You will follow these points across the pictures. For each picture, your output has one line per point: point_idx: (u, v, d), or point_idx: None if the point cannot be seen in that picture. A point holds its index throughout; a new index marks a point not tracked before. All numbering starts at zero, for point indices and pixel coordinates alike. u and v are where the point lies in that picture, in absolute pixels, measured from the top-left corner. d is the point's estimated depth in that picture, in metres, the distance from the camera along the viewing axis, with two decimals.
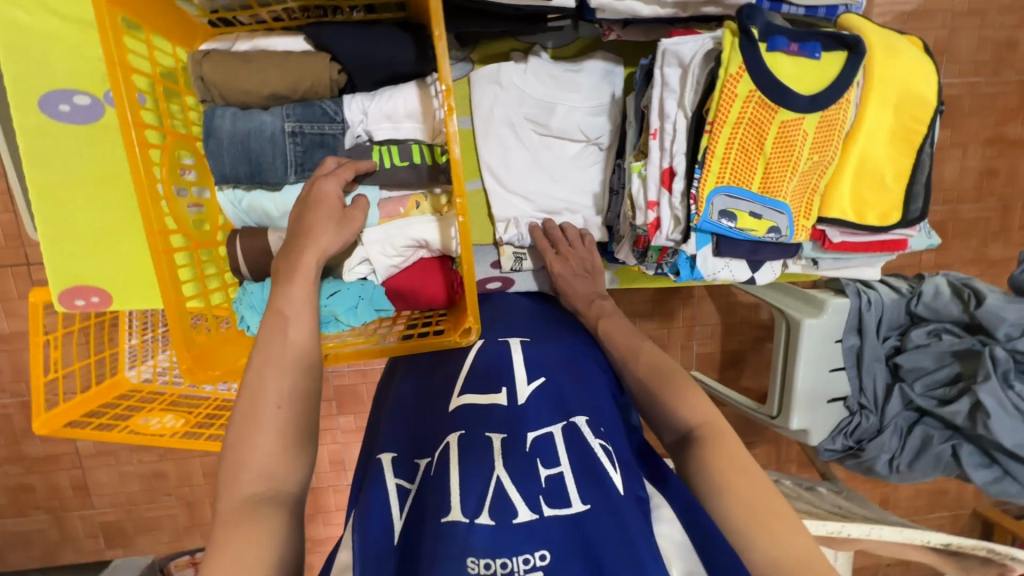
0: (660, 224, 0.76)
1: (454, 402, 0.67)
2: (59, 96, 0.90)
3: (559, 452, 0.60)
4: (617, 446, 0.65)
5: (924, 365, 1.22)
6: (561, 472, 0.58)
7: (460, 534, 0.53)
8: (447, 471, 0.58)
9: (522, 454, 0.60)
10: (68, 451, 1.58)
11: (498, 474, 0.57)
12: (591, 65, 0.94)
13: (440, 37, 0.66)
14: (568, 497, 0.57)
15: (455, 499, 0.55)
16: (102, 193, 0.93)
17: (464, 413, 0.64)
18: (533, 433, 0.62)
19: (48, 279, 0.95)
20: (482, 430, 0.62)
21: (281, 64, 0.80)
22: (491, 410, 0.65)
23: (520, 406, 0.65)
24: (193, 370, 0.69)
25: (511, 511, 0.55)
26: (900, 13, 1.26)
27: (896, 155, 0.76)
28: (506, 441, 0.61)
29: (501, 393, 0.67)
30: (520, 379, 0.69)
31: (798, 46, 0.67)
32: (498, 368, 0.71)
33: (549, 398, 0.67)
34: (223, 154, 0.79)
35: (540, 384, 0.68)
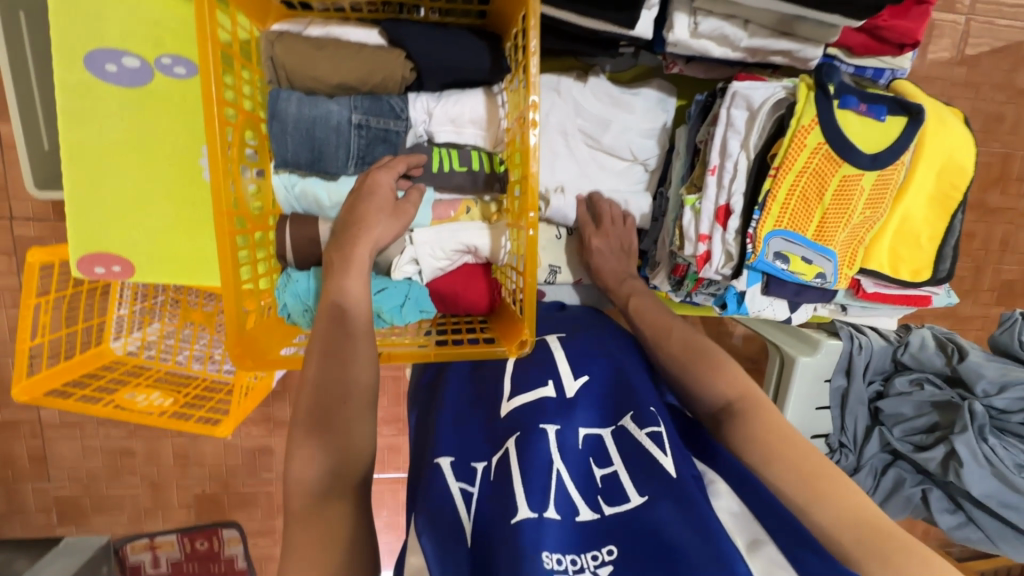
0: (711, 257, 0.78)
1: (505, 407, 0.68)
2: (106, 55, 0.86)
3: (610, 451, 0.63)
4: (667, 427, 0.65)
5: (903, 411, 1.27)
6: (615, 471, 0.60)
7: (533, 527, 0.54)
8: (508, 473, 0.59)
9: (576, 453, 0.62)
10: (30, 419, 1.49)
11: (558, 469, 0.59)
12: (648, 91, 0.94)
13: (533, 54, 0.66)
14: (625, 492, 0.58)
15: (521, 497, 0.56)
16: (139, 160, 0.90)
17: (518, 412, 0.66)
18: (584, 430, 0.65)
19: (69, 243, 0.90)
20: (537, 424, 0.63)
21: (355, 56, 0.79)
22: (541, 403, 0.66)
23: (568, 399, 0.68)
24: (242, 357, 0.71)
25: (573, 509, 0.57)
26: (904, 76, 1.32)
27: (932, 218, 0.81)
28: (559, 435, 0.63)
29: (548, 386, 0.69)
30: (565, 376, 0.71)
31: (866, 106, 0.72)
32: (541, 366, 0.72)
33: (595, 398, 0.69)
34: (286, 138, 0.77)
35: (585, 381, 0.70)
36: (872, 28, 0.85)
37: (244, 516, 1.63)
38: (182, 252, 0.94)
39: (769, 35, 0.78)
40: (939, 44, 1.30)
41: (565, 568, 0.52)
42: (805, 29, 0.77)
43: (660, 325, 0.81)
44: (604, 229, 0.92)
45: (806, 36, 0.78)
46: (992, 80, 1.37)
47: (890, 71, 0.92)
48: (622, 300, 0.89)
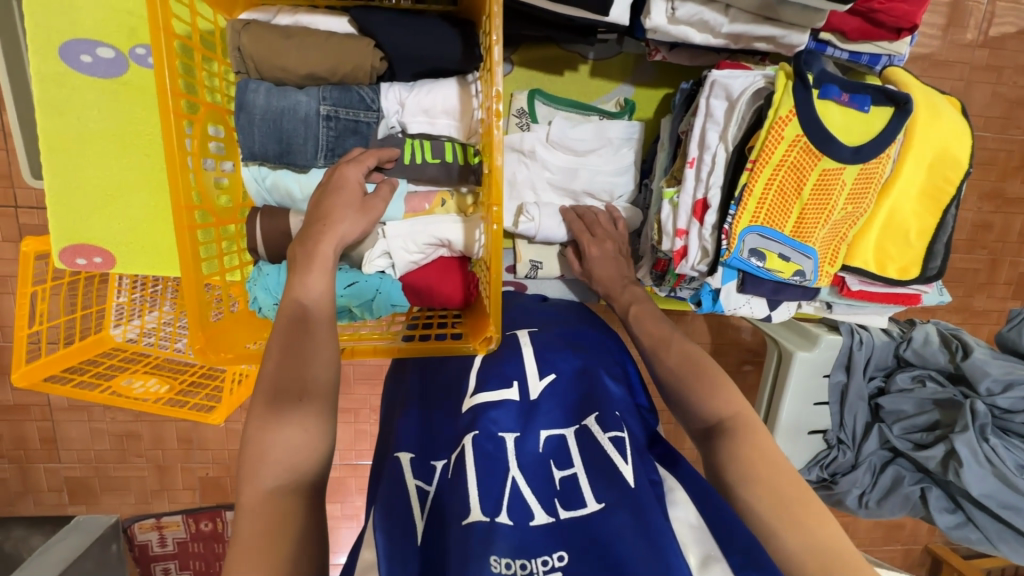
0: (687, 253, 0.76)
1: (467, 403, 0.66)
2: (82, 46, 0.86)
3: (571, 454, 0.61)
4: (631, 432, 0.64)
5: (904, 408, 1.24)
6: (575, 473, 0.59)
7: (483, 530, 0.53)
8: (464, 471, 0.58)
9: (535, 456, 0.60)
10: (39, 402, 1.53)
11: (513, 475, 0.58)
12: (614, 130, 0.90)
13: (496, 44, 0.64)
14: (582, 496, 0.57)
15: (474, 499, 0.55)
16: (116, 152, 0.90)
17: (478, 409, 0.64)
18: (545, 432, 0.63)
19: (51, 234, 0.91)
20: (495, 427, 0.62)
21: (322, 45, 0.77)
22: (503, 404, 0.64)
23: (531, 402, 0.65)
24: (205, 351, 0.71)
25: (527, 514, 0.56)
26: (921, 58, 1.25)
27: (922, 212, 0.78)
28: (518, 440, 0.61)
29: (512, 387, 0.67)
30: (531, 374, 0.69)
31: (848, 97, 0.68)
32: (509, 364, 0.70)
33: (562, 398, 0.67)
34: (254, 130, 0.76)
35: (551, 381, 0.68)
36: (867, 12, 0.81)
37: None
38: (163, 243, 0.95)
39: (752, 20, 0.74)
40: (960, 25, 1.23)
41: (513, 573, 0.51)
42: (789, 13, 0.73)
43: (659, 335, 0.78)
44: (600, 237, 0.90)
45: (790, 20, 0.74)
46: (1015, 63, 1.29)
47: (887, 57, 0.88)
48: (623, 306, 0.85)
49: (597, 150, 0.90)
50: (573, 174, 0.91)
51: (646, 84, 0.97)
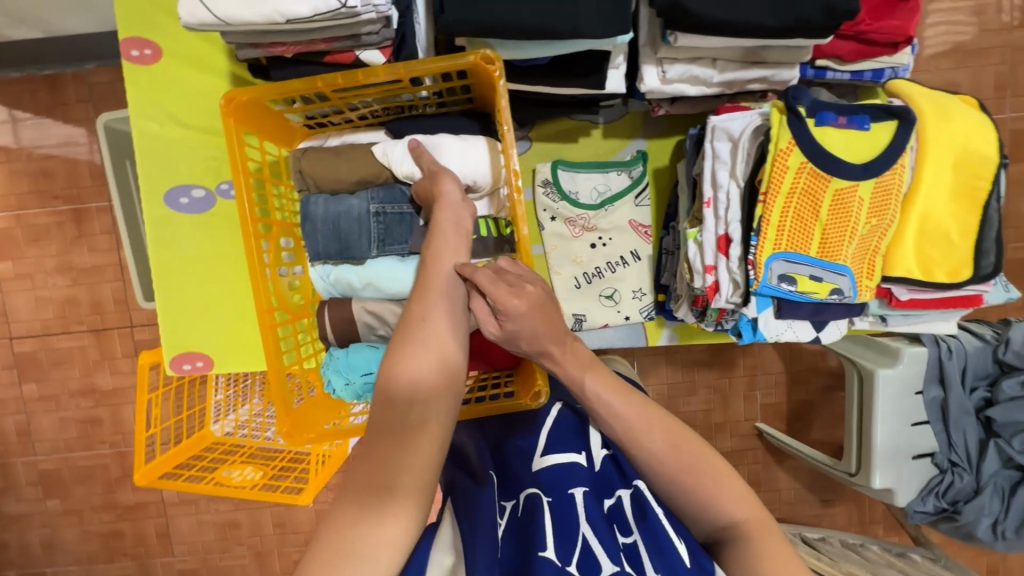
0: (719, 287, 0.78)
1: (538, 462, 0.70)
2: (180, 190, 1.05)
3: (633, 520, 0.63)
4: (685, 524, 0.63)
5: (1021, 419, 1.13)
6: (635, 542, 0.61)
7: (552, 570, 0.55)
8: (539, 514, 0.62)
9: (601, 517, 0.62)
10: (154, 499, 1.70)
11: (584, 533, 0.59)
12: (615, 175, 1.03)
13: (507, 130, 0.75)
14: (643, 564, 0.58)
15: (550, 541, 0.58)
16: (211, 270, 1.07)
17: (550, 471, 0.68)
18: (609, 499, 0.67)
19: (164, 345, 1.07)
20: (567, 489, 0.65)
21: (367, 154, 0.90)
22: (572, 467, 0.68)
23: (597, 470, 0.69)
24: (292, 433, 0.82)
25: (595, 566, 0.56)
26: (958, 51, 1.23)
27: (959, 213, 0.76)
28: (587, 496, 0.64)
29: (579, 454, 0.70)
30: (593, 443, 0.73)
31: (846, 119, 0.70)
32: (574, 430, 0.74)
33: (624, 464, 0.71)
34: (317, 235, 0.89)
35: (613, 453, 0.72)
36: (858, 35, 0.84)
37: None
38: (253, 341, 1.09)
39: (740, 67, 0.80)
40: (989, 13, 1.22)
41: None
42: (774, 54, 0.78)
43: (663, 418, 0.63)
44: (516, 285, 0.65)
45: (777, 60, 0.79)
46: None
47: (890, 69, 0.90)
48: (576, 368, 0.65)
49: (608, 185, 1.03)
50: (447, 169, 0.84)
51: (657, 135, 1.04)
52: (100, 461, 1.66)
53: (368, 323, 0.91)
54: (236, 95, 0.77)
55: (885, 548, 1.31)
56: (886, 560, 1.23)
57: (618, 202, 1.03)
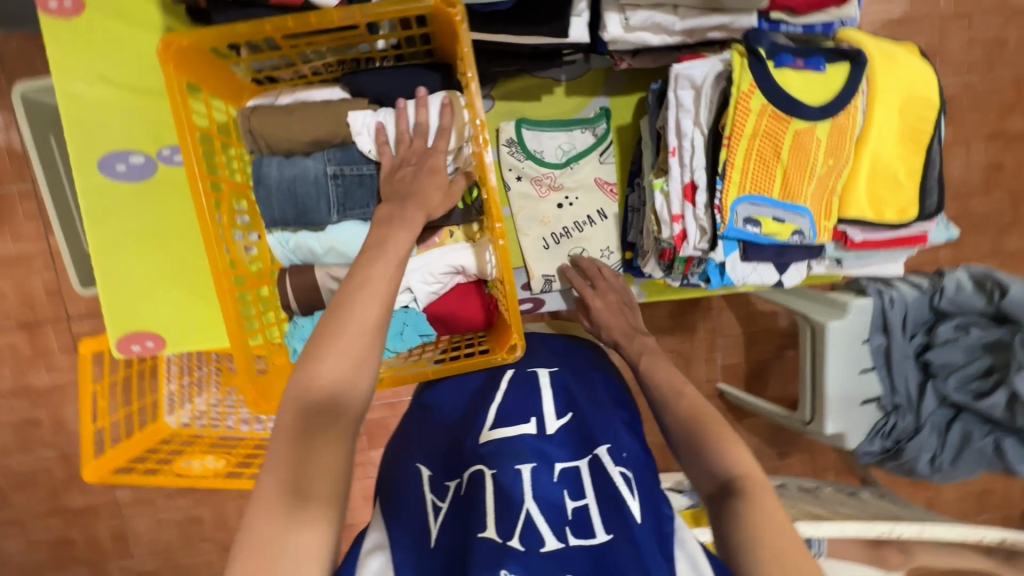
0: (687, 235, 0.80)
1: (484, 436, 0.67)
2: (115, 157, 0.97)
3: (585, 484, 0.61)
4: (639, 469, 0.65)
5: (954, 360, 1.23)
6: (587, 504, 0.59)
7: (494, 549, 0.52)
8: (482, 493, 0.59)
9: (548, 486, 0.60)
10: (106, 501, 1.60)
11: (529, 507, 0.57)
12: (580, 134, 1.03)
13: (472, 80, 0.73)
14: (592, 527, 0.56)
15: (489, 520, 0.56)
16: (156, 245, 1.00)
17: (495, 445, 0.65)
18: (561, 463, 0.64)
19: (108, 327, 0.99)
20: (511, 464, 0.62)
21: (323, 112, 0.86)
22: (520, 438, 0.65)
23: (548, 436, 0.67)
24: (258, 402, 0.78)
25: (538, 540, 0.54)
26: (889, 20, 1.29)
27: (905, 155, 0.80)
28: (534, 471, 0.61)
29: (529, 423, 0.68)
30: (548, 414, 0.71)
31: (803, 61, 0.72)
32: (528, 400, 0.72)
33: (574, 437, 0.68)
34: (271, 200, 0.84)
35: (568, 420, 0.70)
36: None
37: None
38: (207, 319, 1.03)
39: (700, 14, 0.81)
40: None
41: None
42: (733, 1, 0.79)
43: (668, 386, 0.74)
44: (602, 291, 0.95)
45: (737, 7, 0.80)
46: (984, 5, 1.32)
47: (838, 22, 0.93)
48: (634, 357, 0.81)
49: (572, 142, 1.03)
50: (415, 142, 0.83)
51: (619, 93, 1.04)
52: (42, 464, 1.54)
53: (334, 289, 0.87)
54: (175, 39, 0.72)
55: (838, 489, 1.39)
56: (839, 499, 1.30)
57: (583, 160, 1.03)
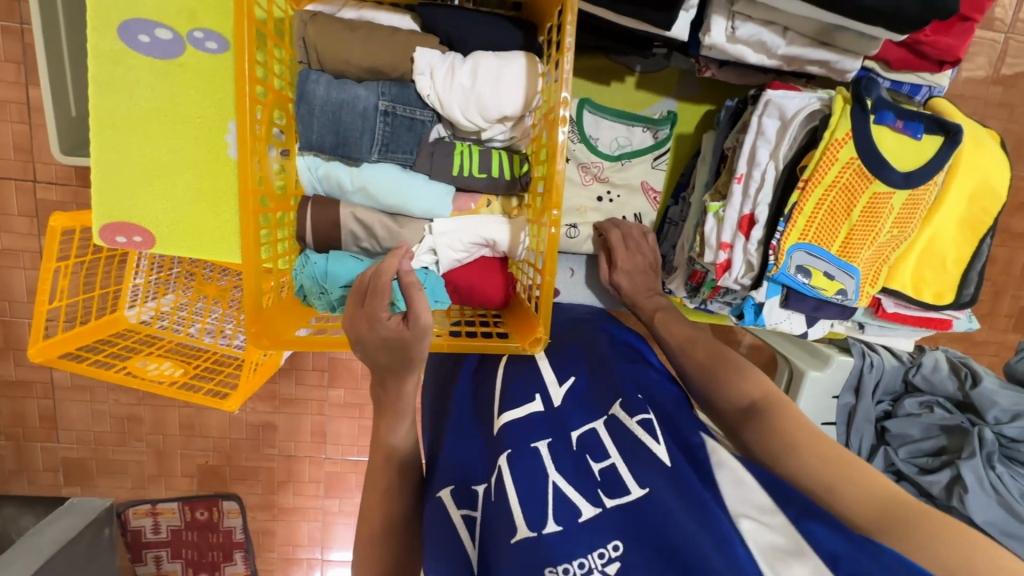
0: (731, 267, 0.77)
1: (497, 423, 0.68)
2: (140, 27, 0.86)
3: (605, 443, 0.63)
4: (655, 412, 0.66)
5: (910, 433, 1.23)
6: (613, 463, 0.61)
7: (531, 544, 0.55)
8: (506, 493, 0.59)
9: (569, 453, 0.62)
10: (42, 379, 1.51)
11: (554, 480, 0.60)
12: (640, 133, 0.97)
13: (567, 49, 0.67)
14: (626, 484, 0.58)
15: (518, 517, 0.57)
16: (166, 133, 0.90)
17: (509, 433, 0.65)
18: (577, 432, 0.65)
19: (93, 209, 0.91)
20: (528, 442, 0.63)
21: (388, 38, 0.78)
22: (530, 418, 0.66)
23: (555, 410, 0.68)
24: (258, 335, 0.72)
25: (574, 511, 0.57)
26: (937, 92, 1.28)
27: (960, 241, 0.80)
28: (551, 446, 0.63)
29: (535, 401, 0.68)
30: (550, 383, 0.71)
31: (903, 124, 0.70)
32: (529, 379, 0.71)
33: (585, 401, 0.69)
34: (312, 120, 0.76)
35: (571, 386, 0.70)
36: (911, 44, 0.84)
37: (244, 489, 1.66)
38: (203, 226, 0.94)
39: (808, 45, 0.76)
40: (973, 61, 1.25)
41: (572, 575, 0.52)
42: (845, 40, 0.75)
43: (684, 336, 0.82)
44: (632, 251, 0.94)
45: (845, 46, 0.76)
46: None
47: (927, 87, 0.91)
48: (648, 313, 0.89)
49: (630, 138, 0.97)
50: (481, 104, 0.78)
51: (690, 99, 0.99)
52: None
53: (355, 233, 0.82)
54: None
55: None
56: None
57: (636, 159, 0.97)
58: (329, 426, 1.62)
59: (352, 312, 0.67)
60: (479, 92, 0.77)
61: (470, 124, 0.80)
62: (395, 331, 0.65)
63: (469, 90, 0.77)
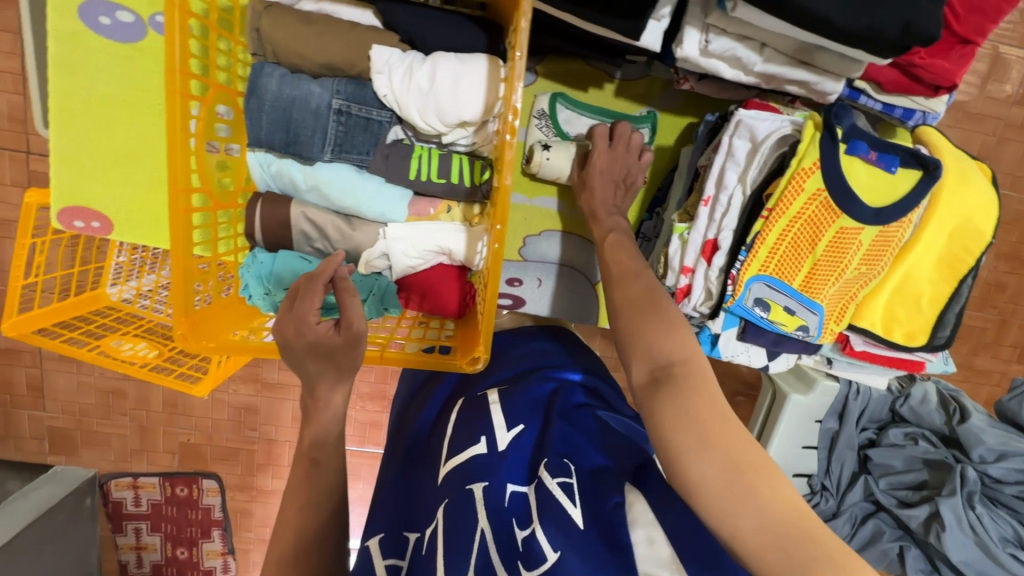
0: (690, 292, 0.74)
1: (443, 471, 0.64)
2: (100, 7, 0.84)
3: (532, 511, 0.58)
4: (580, 472, 0.63)
5: (893, 464, 1.18)
6: (533, 531, 0.56)
7: None
8: (435, 550, 0.55)
9: (499, 510, 0.58)
10: (30, 348, 1.52)
11: (482, 528, 0.55)
12: None
13: (519, 60, 0.63)
14: (541, 551, 0.54)
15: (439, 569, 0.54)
16: (125, 119, 0.88)
17: (452, 479, 0.61)
18: (510, 486, 0.61)
19: (52, 193, 0.90)
20: (465, 484, 0.60)
21: (346, 34, 0.75)
22: (472, 462, 0.62)
23: (498, 453, 0.63)
24: (187, 337, 0.69)
25: None
26: (954, 108, 1.20)
27: (937, 280, 0.75)
28: (487, 490, 0.59)
29: (479, 443, 0.64)
30: (497, 425, 0.67)
31: (876, 155, 0.65)
32: (473, 421, 0.68)
33: (523, 453, 0.65)
34: (262, 116, 0.74)
35: (518, 433, 0.66)
36: (907, 66, 0.77)
37: (224, 469, 1.67)
38: (162, 214, 0.93)
39: (787, 63, 0.72)
40: (998, 77, 1.18)
41: None
42: (825, 61, 0.70)
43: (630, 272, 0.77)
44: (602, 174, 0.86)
45: (826, 67, 0.71)
46: None
47: (921, 112, 0.85)
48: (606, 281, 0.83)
49: None
50: (440, 110, 0.75)
51: (672, 110, 0.94)
52: None
53: (306, 231, 0.80)
54: None
55: None
56: None
57: None
58: None
59: (282, 315, 0.65)
60: (439, 98, 0.74)
61: (429, 128, 0.77)
62: (324, 336, 0.63)
63: (428, 94, 0.74)
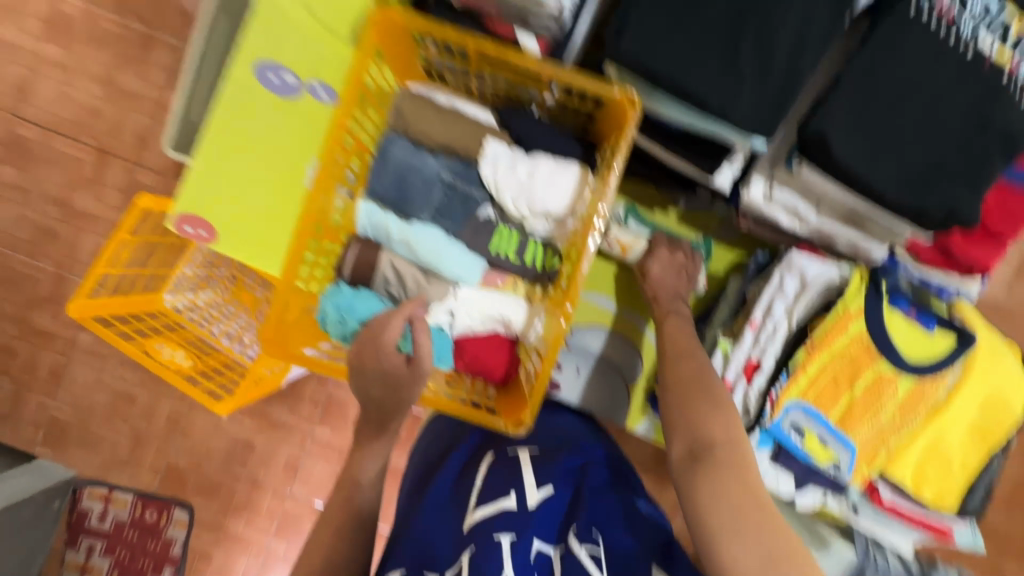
0: (732, 403, 0.83)
1: (470, 521, 0.74)
2: (272, 68, 0.97)
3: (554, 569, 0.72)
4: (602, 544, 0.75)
5: None
6: None
7: None
8: None
9: (525, 563, 0.69)
10: (66, 336, 1.58)
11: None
12: None
13: (615, 167, 0.78)
14: None
15: None
16: (259, 158, 1.02)
17: (479, 531, 0.72)
18: (537, 543, 0.72)
19: (176, 201, 1.00)
20: (493, 532, 0.70)
21: (466, 124, 0.90)
22: (501, 516, 0.72)
23: (527, 512, 0.74)
24: (270, 341, 0.83)
25: None
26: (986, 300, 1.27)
27: (969, 447, 0.80)
28: (514, 543, 0.69)
29: (509, 498, 0.75)
30: (528, 483, 0.77)
31: (915, 314, 0.77)
32: (508, 476, 0.78)
33: (551, 514, 0.76)
34: (384, 175, 0.88)
35: (547, 495, 0.77)
36: (944, 247, 0.87)
37: (200, 502, 1.61)
38: (259, 239, 1.05)
39: (837, 221, 0.83)
40: None
41: None
42: (872, 226, 0.80)
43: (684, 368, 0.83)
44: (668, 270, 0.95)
45: (873, 233, 0.82)
46: None
47: (955, 289, 0.93)
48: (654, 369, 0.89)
49: None
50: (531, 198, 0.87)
51: (727, 242, 1.06)
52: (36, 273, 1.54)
53: (388, 278, 0.90)
54: (388, 14, 0.80)
55: None
56: None
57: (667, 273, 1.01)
58: (303, 463, 1.59)
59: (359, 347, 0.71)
60: (534, 189, 0.86)
61: (517, 212, 0.89)
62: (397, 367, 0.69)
63: (525, 182, 0.86)
